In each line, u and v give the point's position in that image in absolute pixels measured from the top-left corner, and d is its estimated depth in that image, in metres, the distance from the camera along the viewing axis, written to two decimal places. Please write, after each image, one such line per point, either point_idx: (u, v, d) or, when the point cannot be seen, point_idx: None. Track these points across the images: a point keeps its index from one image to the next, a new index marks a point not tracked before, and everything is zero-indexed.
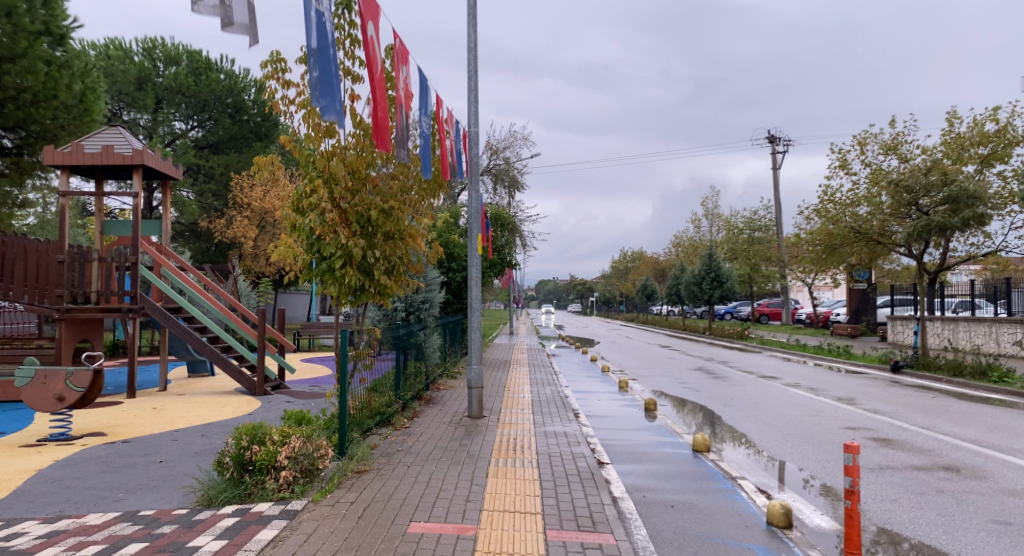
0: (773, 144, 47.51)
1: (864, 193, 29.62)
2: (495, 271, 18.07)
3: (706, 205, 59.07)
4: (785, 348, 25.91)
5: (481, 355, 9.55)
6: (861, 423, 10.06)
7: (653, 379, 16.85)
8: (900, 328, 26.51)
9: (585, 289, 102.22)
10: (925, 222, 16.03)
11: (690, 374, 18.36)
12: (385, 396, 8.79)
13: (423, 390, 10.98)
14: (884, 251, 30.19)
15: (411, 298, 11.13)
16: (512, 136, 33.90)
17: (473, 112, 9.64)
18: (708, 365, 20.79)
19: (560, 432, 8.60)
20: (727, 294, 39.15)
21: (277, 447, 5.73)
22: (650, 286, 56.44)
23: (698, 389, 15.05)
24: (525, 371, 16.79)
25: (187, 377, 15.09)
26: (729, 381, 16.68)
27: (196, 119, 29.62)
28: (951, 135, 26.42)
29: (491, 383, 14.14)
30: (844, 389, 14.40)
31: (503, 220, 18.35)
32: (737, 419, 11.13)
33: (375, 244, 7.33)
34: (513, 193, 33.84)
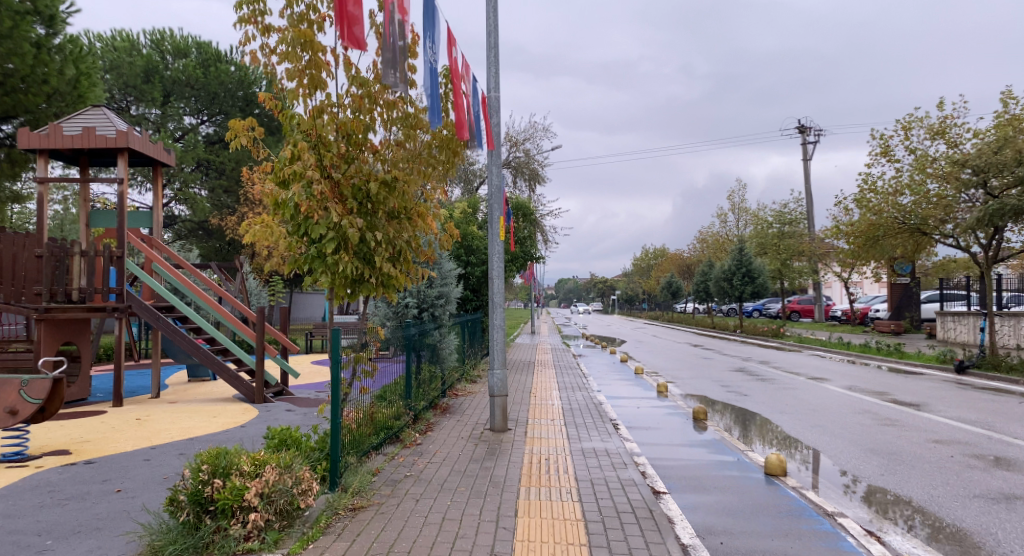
0: (804, 134, 45.61)
1: (908, 181, 27.85)
2: (517, 266, 16.69)
3: (733, 199, 57.23)
4: (829, 347, 24.21)
5: (505, 359, 8.18)
6: (953, 436, 8.53)
7: (692, 382, 15.34)
8: (951, 324, 24.73)
9: (607, 287, 100.82)
10: (998, 205, 14.47)
11: (731, 376, 16.84)
12: (393, 407, 7.48)
13: (438, 398, 9.67)
14: (930, 243, 28.35)
15: (423, 292, 9.76)
16: (532, 127, 32.56)
17: (493, 75, 8.28)
18: (748, 365, 19.24)
19: (601, 453, 7.22)
20: (759, 290, 37.40)
21: (245, 482, 4.43)
22: (675, 282, 54.73)
23: (745, 393, 13.54)
24: (551, 374, 15.39)
25: (186, 382, 13.92)
26: (777, 384, 15.13)
27: (206, 113, 28.64)
28: (1006, 117, 24.57)
29: (515, 388, 12.80)
30: (912, 394, 12.80)
31: (525, 210, 16.96)
32: (801, 430, 9.61)
33: (376, 226, 6.02)
34: (534, 186, 32.48)
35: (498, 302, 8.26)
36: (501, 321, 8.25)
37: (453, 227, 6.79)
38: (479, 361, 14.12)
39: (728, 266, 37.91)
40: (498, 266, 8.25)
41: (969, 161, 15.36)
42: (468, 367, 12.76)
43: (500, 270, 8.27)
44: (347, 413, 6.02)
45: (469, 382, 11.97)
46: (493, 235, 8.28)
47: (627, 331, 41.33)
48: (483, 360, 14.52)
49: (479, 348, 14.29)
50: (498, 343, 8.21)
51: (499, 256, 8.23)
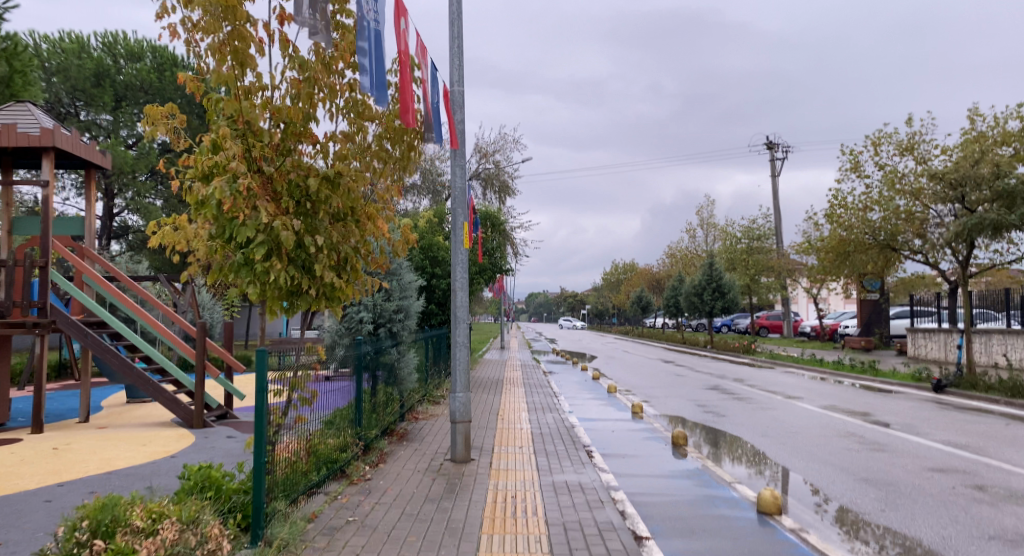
0: (772, 151, 45.98)
1: (878, 196, 27.87)
2: (484, 279, 15.84)
3: (702, 215, 57.41)
4: (802, 364, 23.87)
5: (469, 383, 7.38)
6: (951, 464, 7.93)
7: (667, 401, 14.68)
8: (921, 341, 24.63)
9: (576, 302, 100.44)
10: (976, 219, 14.14)
11: (707, 394, 16.23)
12: (340, 437, 6.59)
13: (394, 423, 8.78)
14: (899, 258, 28.47)
15: (380, 306, 8.88)
16: (502, 138, 31.97)
17: (456, 66, 7.52)
18: (722, 383, 18.68)
19: (576, 489, 6.42)
20: (730, 305, 37.19)
21: (133, 544, 3.53)
22: (646, 298, 54.45)
23: (723, 414, 12.90)
24: (520, 393, 14.58)
25: (123, 404, 12.75)
26: (755, 403, 14.56)
27: None
28: (972, 134, 24.77)
29: (482, 409, 11.96)
30: (895, 415, 12.29)
31: (493, 221, 16.18)
32: (788, 456, 8.94)
33: (317, 230, 5.18)
34: (504, 198, 31.82)
35: (460, 319, 7.45)
36: (464, 341, 7.45)
37: (409, 234, 5.98)
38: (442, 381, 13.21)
39: (698, 282, 37.65)
40: (460, 279, 7.44)
41: (946, 174, 15.02)
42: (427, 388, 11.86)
43: (464, 283, 7.46)
44: (277, 448, 5.13)
45: (429, 404, 11.09)
46: (456, 246, 7.48)
47: (597, 347, 40.76)
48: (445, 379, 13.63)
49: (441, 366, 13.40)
50: (461, 363, 7.40)
51: (462, 269, 7.43)
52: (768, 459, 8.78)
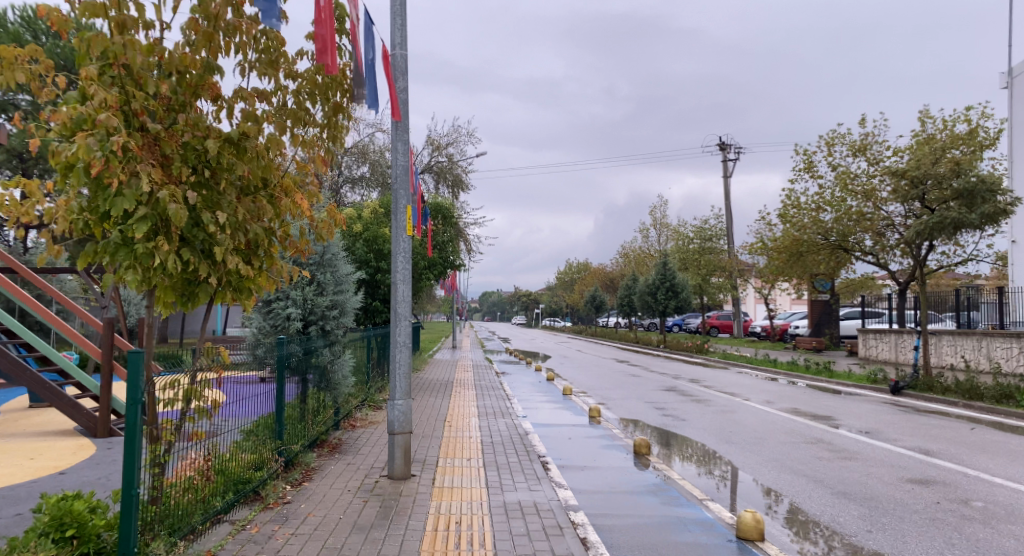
0: (725, 152, 46.35)
1: (830, 197, 28.10)
2: (434, 275, 14.90)
3: (654, 215, 57.57)
4: (756, 364, 23.70)
5: (410, 389, 6.49)
6: (928, 474, 7.45)
7: (624, 403, 14.03)
8: (872, 341, 24.82)
9: (529, 301, 99.89)
10: (937, 218, 13.94)
11: (665, 396, 15.67)
12: (254, 453, 5.60)
13: (324, 434, 7.79)
14: (849, 259, 29.07)
15: (310, 302, 7.86)
16: (456, 131, 31.00)
17: (397, 27, 6.61)
18: (679, 384, 18.20)
19: (531, 511, 5.60)
20: (683, 305, 37.09)
21: None
22: (599, 297, 54.18)
23: (684, 418, 12.32)
24: (470, 396, 13.70)
25: (22, 409, 11.32)
26: (714, 406, 14.06)
27: None
28: (923, 136, 25.16)
29: (428, 413, 11.05)
30: (857, 418, 11.93)
31: (444, 212, 15.23)
32: (757, 465, 8.33)
33: (221, 206, 4.23)
34: (458, 193, 30.85)
35: (400, 316, 6.53)
36: (406, 342, 6.54)
37: (338, 215, 5.05)
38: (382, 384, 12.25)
39: (652, 281, 37.41)
40: (400, 272, 6.53)
41: (907, 172, 14.84)
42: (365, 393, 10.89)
43: (406, 276, 6.58)
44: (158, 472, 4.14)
45: (366, 409, 10.13)
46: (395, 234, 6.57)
47: (550, 346, 40.13)
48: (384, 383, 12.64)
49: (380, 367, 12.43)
50: (401, 366, 6.50)
51: (403, 259, 6.54)
52: (721, 458, 8.67)
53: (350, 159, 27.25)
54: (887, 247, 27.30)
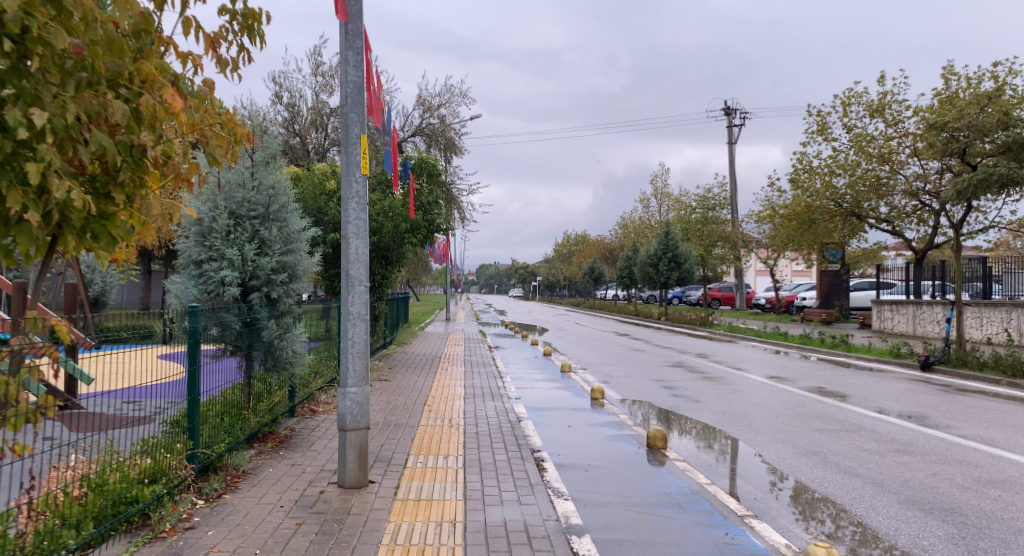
0: (729, 118, 44.64)
1: (844, 162, 26.57)
2: (417, 241, 13.39)
3: (655, 184, 55.90)
4: (766, 339, 22.37)
5: (368, 374, 5.04)
6: (1007, 474, 6.07)
7: (628, 382, 12.62)
8: (888, 313, 23.51)
9: (526, 273, 98.73)
10: (983, 174, 12.38)
11: (672, 373, 14.31)
12: (144, 461, 4.16)
13: (267, 426, 6.34)
14: (862, 226, 27.62)
15: (250, 264, 6.34)
16: (448, 91, 29.26)
17: None
18: (685, 360, 16.85)
19: (520, 538, 4.16)
20: (686, 276, 35.68)
21: None
22: (598, 269, 52.73)
23: (697, 398, 10.94)
24: (458, 373, 12.27)
25: None
26: (728, 385, 12.66)
27: None
28: (946, 95, 23.54)
29: (406, 393, 9.61)
30: (893, 400, 10.55)
31: (429, 169, 13.63)
32: (792, 459, 6.95)
33: (44, 100, 2.66)
34: (450, 157, 29.21)
35: (353, 282, 5.02)
36: (363, 316, 5.05)
37: (239, 126, 3.63)
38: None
39: (654, 251, 35.92)
40: (353, 225, 5.02)
41: (947, 124, 13.28)
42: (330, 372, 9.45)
43: (365, 231, 5.07)
44: None
45: (330, 392, 8.69)
46: (345, 175, 5.03)
47: (547, 319, 38.78)
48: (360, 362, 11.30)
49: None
50: (356, 344, 5.01)
51: (357, 208, 5.02)
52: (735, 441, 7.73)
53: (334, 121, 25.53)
54: (904, 214, 25.89)
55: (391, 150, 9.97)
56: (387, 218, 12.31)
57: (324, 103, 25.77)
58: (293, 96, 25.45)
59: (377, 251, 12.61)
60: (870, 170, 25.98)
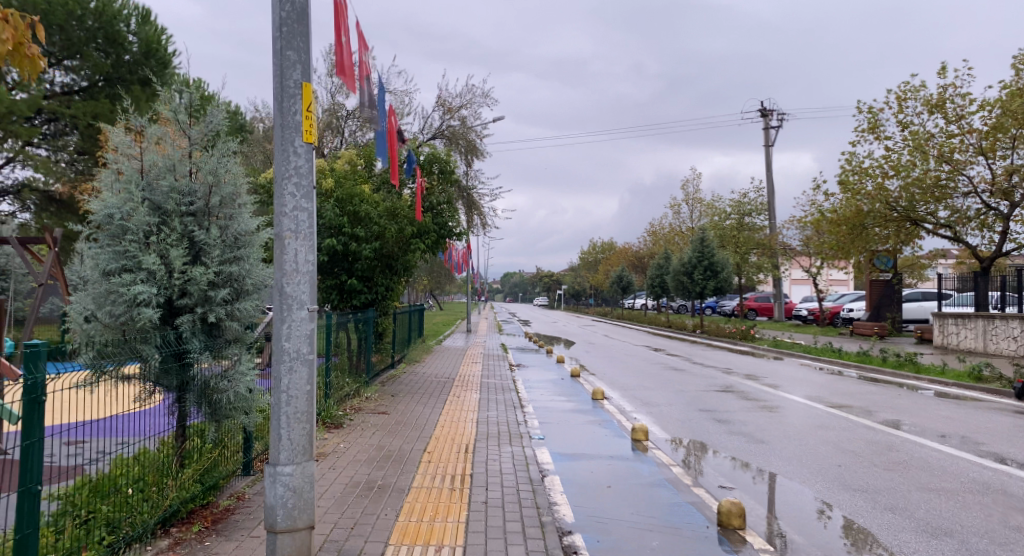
0: (766, 119, 42.52)
1: (899, 162, 24.32)
2: (426, 247, 11.71)
3: (687, 189, 53.72)
4: (817, 357, 20.30)
5: (312, 445, 3.36)
6: None
7: (672, 412, 10.77)
8: (952, 327, 21.22)
9: (552, 282, 96.70)
10: None
11: (720, 399, 12.43)
12: None
13: (201, 498, 4.66)
14: (918, 232, 25.30)
15: (178, 277, 4.69)
16: (470, 90, 27.68)
17: None
18: (732, 382, 14.91)
19: None
20: (722, 286, 33.56)
21: None
22: (627, 277, 50.73)
23: (758, 436, 9.07)
24: (472, 401, 10.49)
25: None
26: (790, 415, 10.73)
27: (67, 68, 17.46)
28: (1016, 87, 21.28)
29: (407, 430, 7.90)
30: (1005, 442, 8.50)
31: (442, 167, 11.95)
32: (914, 538, 5.08)
33: None
34: (472, 160, 27.58)
35: (293, 308, 3.33)
36: (309, 360, 3.37)
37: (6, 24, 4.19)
38: (347, 394, 9.21)
39: (688, 259, 33.88)
40: (291, 223, 3.34)
41: None
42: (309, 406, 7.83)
43: (312, 232, 3.39)
44: None
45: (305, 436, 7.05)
46: (281, 149, 3.37)
47: (575, 330, 36.94)
48: (355, 389, 9.69)
49: (339, 365, 9.40)
50: (294, 409, 3.31)
51: (302, 196, 3.37)
52: (828, 508, 5.85)
53: (351, 123, 24.14)
54: (966, 218, 23.55)
55: (386, 135, 8.40)
56: (392, 221, 10.63)
57: (340, 104, 24.41)
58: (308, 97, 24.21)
59: (381, 259, 10.94)
60: (928, 170, 23.69)
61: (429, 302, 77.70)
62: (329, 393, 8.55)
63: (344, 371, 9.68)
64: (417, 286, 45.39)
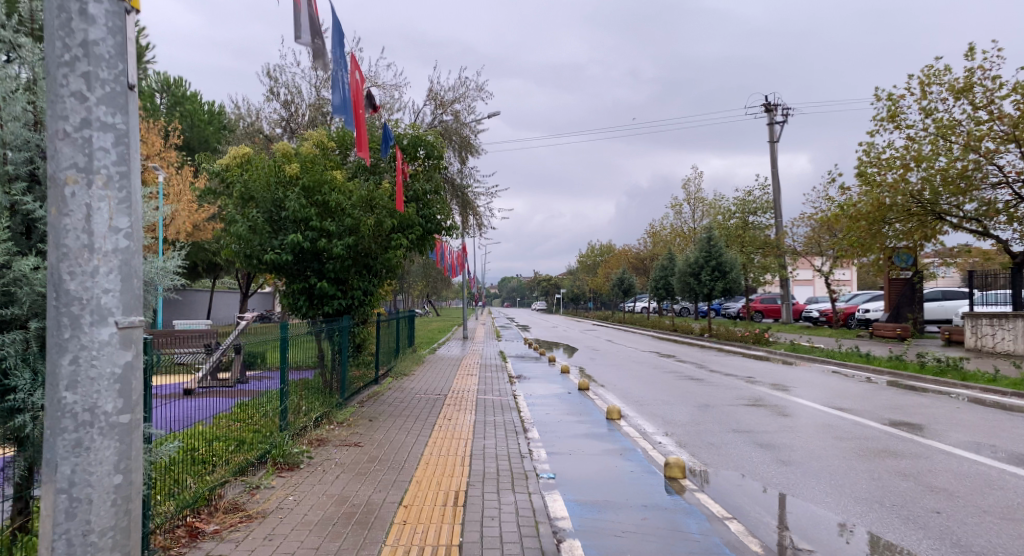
0: (770, 114, 41.02)
1: (922, 152, 22.60)
2: (411, 244, 10.06)
3: (688, 189, 52.12)
4: (843, 363, 18.73)
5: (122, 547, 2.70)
6: None
7: (702, 434, 9.17)
8: (986, 328, 19.66)
9: (550, 286, 94.89)
10: None
11: (752, 415, 10.84)
12: None
13: None
14: (943, 226, 23.68)
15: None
16: (462, 83, 26.07)
17: None
18: (759, 394, 13.32)
19: None
20: (731, 287, 31.98)
21: None
22: (629, 280, 49.11)
23: (815, 465, 7.48)
24: (465, 423, 8.86)
25: None
26: (843, 435, 9.13)
27: None
28: None
29: (380, 468, 6.30)
30: None
31: (426, 149, 10.28)
32: None
33: None
34: (466, 157, 25.91)
35: (82, 320, 2.60)
36: (120, 425, 2.67)
37: None
38: (309, 424, 7.55)
39: (694, 259, 32.29)
40: (74, 158, 2.63)
41: None
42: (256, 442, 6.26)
43: (115, 174, 2.71)
44: None
45: (242, 488, 5.53)
46: (59, 15, 2.64)
47: (576, 336, 35.31)
48: (320, 416, 8.07)
49: (302, 385, 7.78)
50: (76, 526, 2.58)
51: (107, 107, 2.68)
52: None
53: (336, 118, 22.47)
54: (996, 211, 21.96)
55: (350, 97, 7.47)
56: (369, 212, 9.02)
57: (324, 98, 22.73)
58: (290, 91, 22.63)
59: (356, 257, 9.29)
60: (954, 160, 22.11)
61: (426, 308, 76.05)
62: (286, 426, 6.93)
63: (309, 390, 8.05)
64: (413, 291, 43.76)
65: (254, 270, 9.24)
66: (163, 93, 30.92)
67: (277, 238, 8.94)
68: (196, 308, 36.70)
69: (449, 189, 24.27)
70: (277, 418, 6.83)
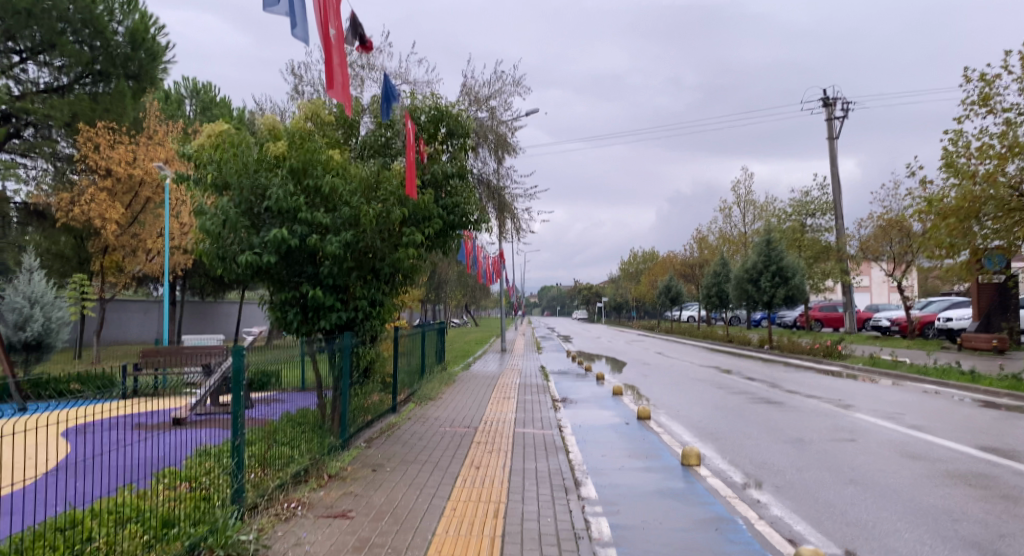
0: (829, 109, 38.20)
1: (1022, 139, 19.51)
2: (427, 241, 8.06)
3: (738, 191, 49.35)
4: (942, 382, 16.01)
5: None
6: None
7: (810, 487, 6.92)
8: None
9: (591, 294, 92.20)
10: None
11: (863, 454, 8.49)
12: None
13: None
14: None
15: None
16: (498, 78, 24.20)
17: None
18: (858, 424, 10.88)
19: None
20: (794, 294, 29.20)
21: None
22: (675, 287, 46.44)
23: (996, 545, 5.18)
24: (497, 472, 6.80)
25: None
26: (1004, 487, 6.75)
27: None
28: None
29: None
30: None
31: (448, 123, 8.26)
32: None
33: None
34: (502, 157, 23.95)
35: None
36: None
37: None
38: (278, 486, 5.62)
39: (753, 264, 29.70)
40: None
41: None
42: (188, 519, 4.59)
43: None
44: None
45: None
46: None
47: (622, 347, 32.95)
48: (297, 470, 6.08)
49: (277, 430, 5.86)
50: None
51: None
52: None
53: None
54: None
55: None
56: (373, 203, 7.09)
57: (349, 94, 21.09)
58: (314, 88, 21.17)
59: (356, 258, 7.36)
60: None
61: (463, 319, 74.43)
62: (238, 493, 5.04)
63: (286, 431, 6.07)
64: (449, 301, 42.07)
65: (232, 275, 7.35)
66: (193, 100, 29.92)
67: (257, 235, 7.06)
68: (227, 320, 35.62)
69: (485, 191, 22.34)
70: (226, 484, 4.96)
